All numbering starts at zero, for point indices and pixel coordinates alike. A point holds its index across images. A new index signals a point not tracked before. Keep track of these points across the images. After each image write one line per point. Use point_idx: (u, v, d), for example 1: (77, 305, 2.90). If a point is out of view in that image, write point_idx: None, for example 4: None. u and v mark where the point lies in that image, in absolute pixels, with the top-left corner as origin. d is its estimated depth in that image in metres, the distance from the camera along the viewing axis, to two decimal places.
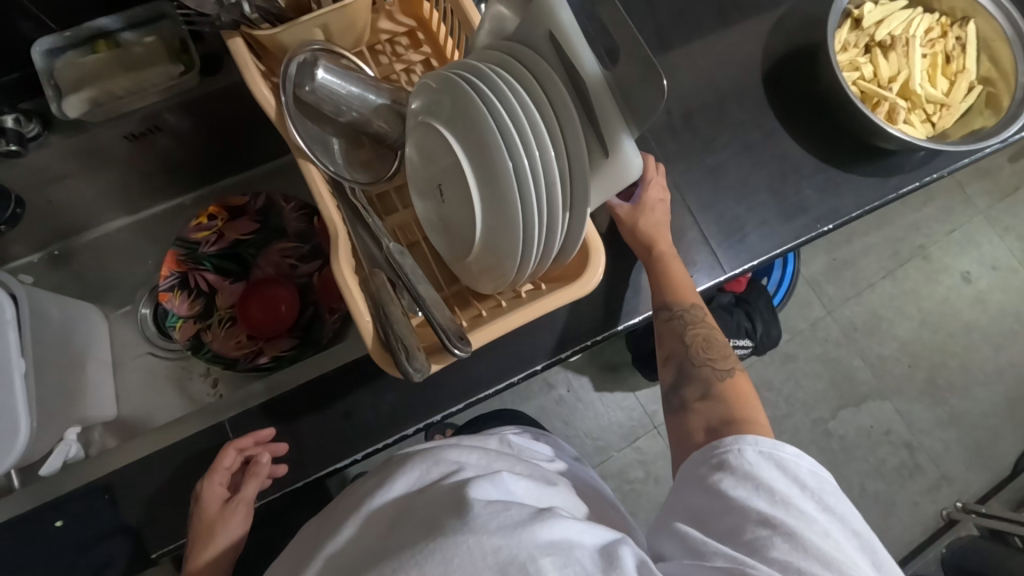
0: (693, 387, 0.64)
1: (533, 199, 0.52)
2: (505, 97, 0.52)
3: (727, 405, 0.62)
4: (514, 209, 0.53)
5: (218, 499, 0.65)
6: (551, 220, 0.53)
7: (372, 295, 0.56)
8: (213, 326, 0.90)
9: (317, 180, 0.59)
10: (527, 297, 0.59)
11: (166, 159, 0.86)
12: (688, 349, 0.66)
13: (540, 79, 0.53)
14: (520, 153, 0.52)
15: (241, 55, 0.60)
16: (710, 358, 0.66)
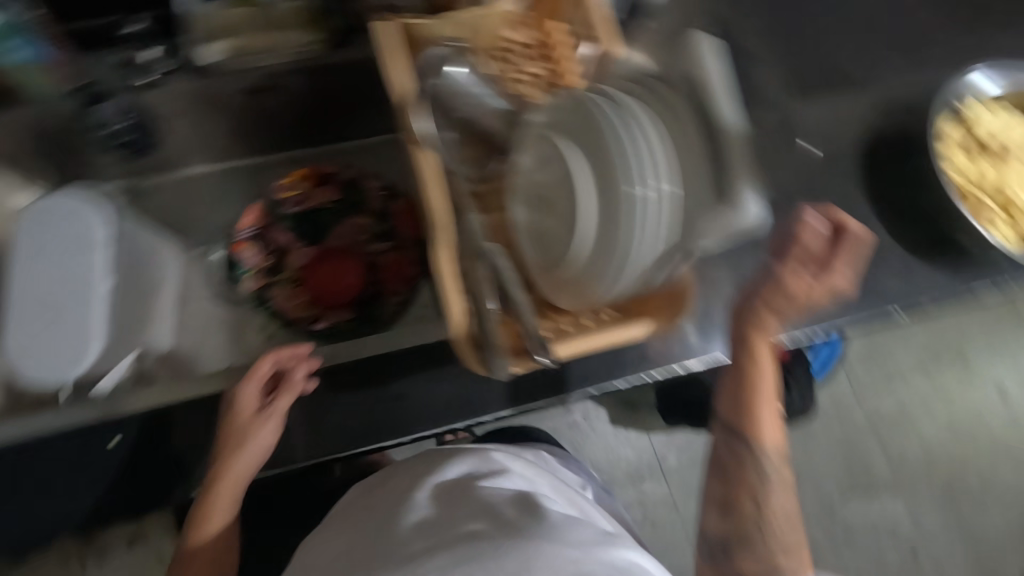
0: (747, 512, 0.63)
1: (640, 228, 0.54)
2: (639, 128, 0.54)
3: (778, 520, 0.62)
4: (619, 234, 0.54)
5: (251, 406, 0.66)
6: (651, 252, 0.55)
7: (466, 288, 0.59)
8: (279, 283, 0.93)
9: (429, 170, 0.61)
10: (610, 323, 0.59)
11: (271, 119, 0.90)
12: (744, 471, 0.64)
13: (672, 116, 0.54)
14: (643, 184, 0.54)
15: (386, 35, 0.62)
16: (766, 487, 0.63)
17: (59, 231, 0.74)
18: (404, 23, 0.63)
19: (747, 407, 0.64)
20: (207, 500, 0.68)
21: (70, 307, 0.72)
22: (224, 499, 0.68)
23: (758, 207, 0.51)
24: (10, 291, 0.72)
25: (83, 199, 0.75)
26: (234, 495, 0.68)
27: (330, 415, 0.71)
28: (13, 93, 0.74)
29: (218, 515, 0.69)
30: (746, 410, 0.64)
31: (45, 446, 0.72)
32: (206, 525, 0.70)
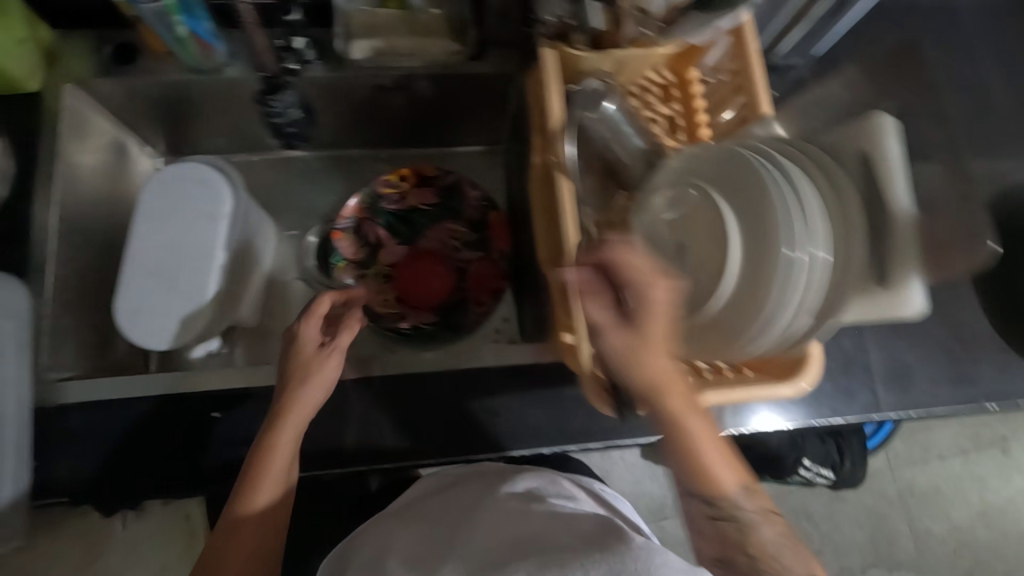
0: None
1: (793, 299, 0.53)
2: (802, 195, 0.53)
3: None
4: (772, 299, 0.53)
5: (314, 344, 0.64)
6: (794, 322, 0.54)
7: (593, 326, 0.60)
8: (368, 276, 0.94)
9: (565, 197, 0.63)
10: (730, 379, 0.60)
11: (389, 116, 0.91)
12: (732, 547, 0.52)
13: (839, 191, 0.54)
14: (801, 249, 0.52)
15: (550, 65, 0.63)
16: (780, 559, 0.52)
17: (185, 198, 0.76)
18: (563, 49, 0.64)
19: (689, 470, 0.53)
20: (263, 452, 0.61)
21: (187, 276, 0.74)
22: (285, 446, 0.62)
23: (917, 299, 0.52)
24: (133, 252, 0.74)
25: (212, 171, 0.77)
26: (296, 435, 0.62)
27: (424, 420, 0.72)
28: (158, 57, 0.77)
29: (273, 467, 0.61)
30: (690, 473, 0.53)
31: (106, 425, 0.67)
32: (255, 486, 0.61)
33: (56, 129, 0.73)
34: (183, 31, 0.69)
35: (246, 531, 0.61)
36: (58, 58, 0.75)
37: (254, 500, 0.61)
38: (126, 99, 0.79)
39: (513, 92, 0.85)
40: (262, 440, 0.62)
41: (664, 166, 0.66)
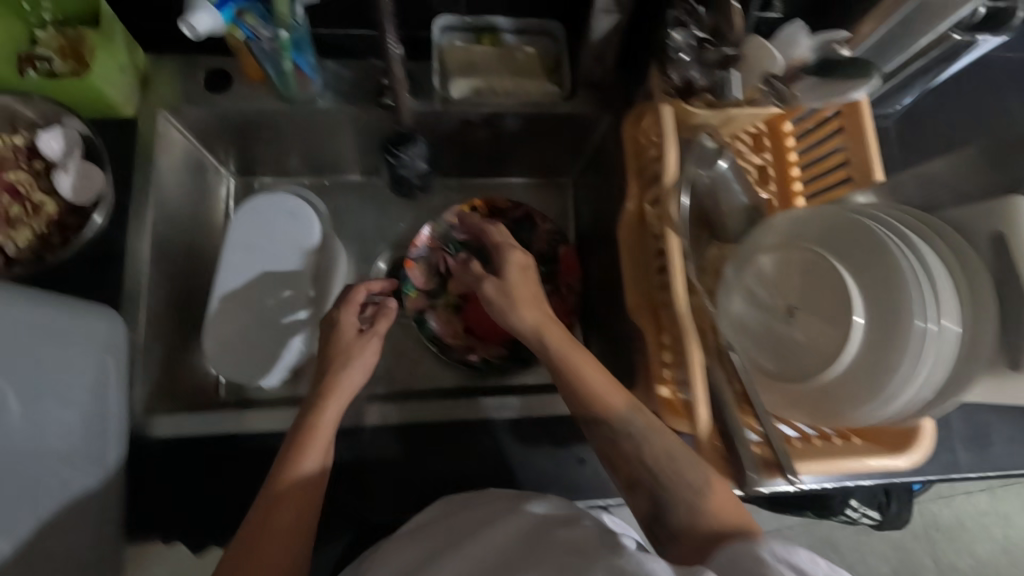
0: (672, 517, 0.55)
1: (922, 371, 0.54)
2: (931, 270, 0.55)
3: (724, 525, 0.53)
4: (901, 371, 0.54)
5: (353, 328, 0.68)
6: (919, 395, 0.55)
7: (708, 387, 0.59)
8: (437, 306, 0.93)
9: (674, 254, 0.63)
10: (840, 447, 0.60)
11: (469, 148, 0.90)
12: (635, 465, 0.59)
13: (967, 271, 0.55)
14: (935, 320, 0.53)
15: (669, 122, 0.62)
16: (678, 476, 0.56)
17: (269, 227, 0.78)
18: (682, 107, 0.63)
19: (580, 400, 0.62)
20: (300, 430, 0.61)
21: (275, 309, 0.77)
22: (327, 426, 0.61)
23: None
24: (220, 284, 0.76)
25: (298, 203, 0.79)
26: (337, 415, 0.62)
27: (512, 466, 0.71)
28: (249, 84, 0.76)
29: (312, 446, 0.60)
30: (579, 401, 0.61)
31: (198, 465, 0.65)
32: (298, 455, 0.59)
33: (147, 155, 0.72)
34: (289, 67, 0.67)
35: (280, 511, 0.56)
36: (151, 83, 0.74)
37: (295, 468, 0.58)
38: (213, 123, 0.79)
39: (597, 132, 0.85)
40: (302, 420, 0.61)
41: (770, 228, 0.67)
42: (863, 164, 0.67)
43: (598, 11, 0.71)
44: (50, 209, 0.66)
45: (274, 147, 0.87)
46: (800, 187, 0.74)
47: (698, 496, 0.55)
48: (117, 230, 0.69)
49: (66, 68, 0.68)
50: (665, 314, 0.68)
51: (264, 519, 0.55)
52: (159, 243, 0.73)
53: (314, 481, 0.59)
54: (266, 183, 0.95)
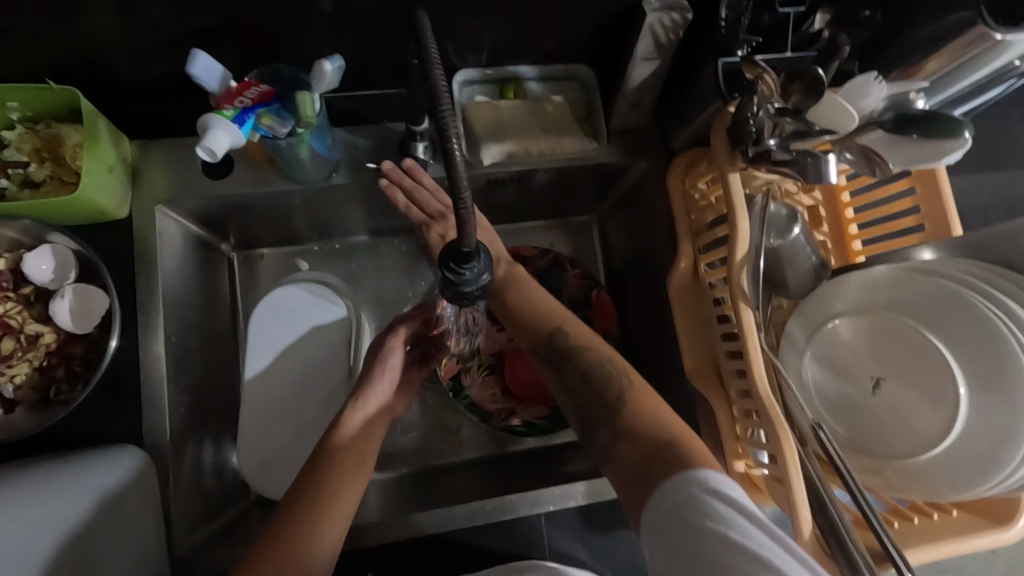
0: (603, 433, 0.60)
1: None
2: None
3: (649, 441, 0.56)
4: (1017, 443, 0.52)
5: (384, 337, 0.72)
6: None
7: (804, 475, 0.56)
8: (472, 369, 0.87)
9: (751, 331, 0.59)
10: (942, 522, 0.58)
11: (494, 200, 0.83)
12: (581, 397, 0.63)
13: None
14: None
15: (737, 193, 0.58)
16: (600, 394, 0.62)
17: (294, 321, 0.72)
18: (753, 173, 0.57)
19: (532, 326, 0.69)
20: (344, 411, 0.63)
21: (310, 415, 0.70)
22: (368, 403, 0.64)
23: None
24: (248, 393, 0.69)
25: (323, 291, 0.73)
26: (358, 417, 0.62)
27: (586, 554, 0.69)
28: (251, 164, 0.67)
29: (356, 417, 0.62)
30: (529, 327, 0.68)
31: None
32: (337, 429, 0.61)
33: (148, 258, 0.64)
34: (305, 153, 0.59)
35: (329, 472, 0.56)
36: (141, 174, 0.65)
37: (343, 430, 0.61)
38: (212, 208, 0.70)
39: (628, 178, 0.80)
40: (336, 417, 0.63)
41: (842, 288, 0.63)
42: (935, 212, 0.64)
43: (636, 60, 0.65)
44: (49, 340, 0.59)
45: (277, 221, 0.78)
46: (856, 230, 0.70)
47: (617, 413, 0.60)
48: (132, 346, 0.62)
49: (44, 173, 0.59)
50: (734, 387, 0.64)
51: (316, 479, 0.56)
52: (175, 353, 0.66)
53: (363, 449, 0.59)
54: (267, 254, 0.86)
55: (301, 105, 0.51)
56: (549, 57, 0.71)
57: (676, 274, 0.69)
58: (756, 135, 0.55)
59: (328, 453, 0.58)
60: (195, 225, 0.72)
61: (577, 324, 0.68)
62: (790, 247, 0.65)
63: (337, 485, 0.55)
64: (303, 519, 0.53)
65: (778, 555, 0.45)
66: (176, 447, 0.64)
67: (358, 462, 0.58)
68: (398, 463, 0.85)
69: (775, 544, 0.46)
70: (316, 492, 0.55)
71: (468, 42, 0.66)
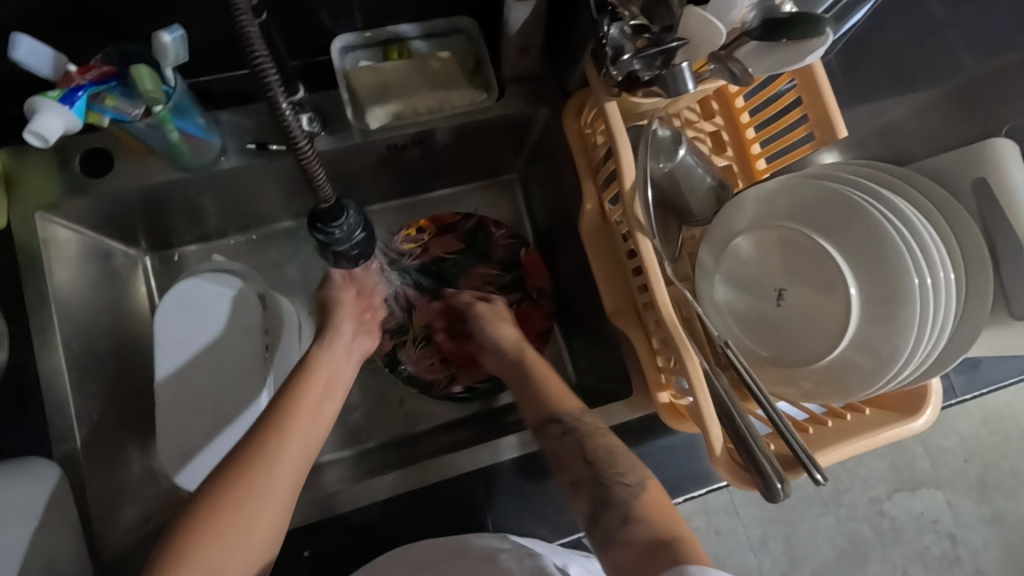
0: (612, 515, 0.57)
1: (928, 330, 0.53)
2: (914, 229, 0.55)
3: (661, 530, 0.54)
4: (909, 334, 0.53)
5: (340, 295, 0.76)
6: (926, 356, 0.54)
7: (714, 395, 0.58)
8: (408, 343, 0.86)
9: (650, 259, 0.60)
10: (854, 422, 0.59)
11: (403, 168, 0.82)
12: (598, 471, 0.61)
13: (954, 223, 0.55)
14: (930, 273, 0.53)
15: (617, 122, 0.59)
16: (619, 474, 0.60)
17: (201, 314, 0.70)
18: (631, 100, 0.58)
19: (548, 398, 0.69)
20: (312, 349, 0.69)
21: (233, 407, 0.69)
22: (332, 345, 0.70)
23: None
24: (161, 390, 0.68)
25: (227, 279, 0.71)
26: (328, 374, 0.66)
27: (528, 506, 0.70)
28: (135, 157, 0.65)
29: (325, 366, 0.67)
30: (548, 399, 0.69)
31: None
32: (299, 383, 0.64)
33: (36, 267, 0.62)
34: (175, 135, 0.58)
35: (290, 418, 0.60)
36: (18, 183, 0.63)
37: (306, 380, 0.64)
38: (103, 211, 0.68)
39: (534, 128, 0.79)
40: (303, 364, 0.67)
41: (739, 206, 0.63)
42: (820, 116, 0.63)
43: (512, 4, 0.63)
44: None
45: (188, 215, 0.76)
46: (758, 149, 0.69)
47: (634, 498, 0.58)
48: (30, 359, 0.61)
49: None
50: (650, 319, 0.64)
51: (275, 424, 0.59)
52: (82, 362, 0.65)
53: (322, 393, 0.64)
54: (190, 251, 0.84)
55: (140, 82, 0.49)
56: (429, 13, 0.70)
57: (584, 217, 0.69)
58: (614, 52, 0.54)
59: (287, 400, 0.62)
60: (92, 231, 0.70)
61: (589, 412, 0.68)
62: (683, 171, 0.65)
63: (296, 432, 0.59)
64: (258, 464, 0.56)
65: None
66: (93, 457, 0.63)
67: (318, 410, 0.62)
68: (348, 444, 0.84)
69: None
70: (273, 439, 0.58)
71: (336, 5, 0.64)
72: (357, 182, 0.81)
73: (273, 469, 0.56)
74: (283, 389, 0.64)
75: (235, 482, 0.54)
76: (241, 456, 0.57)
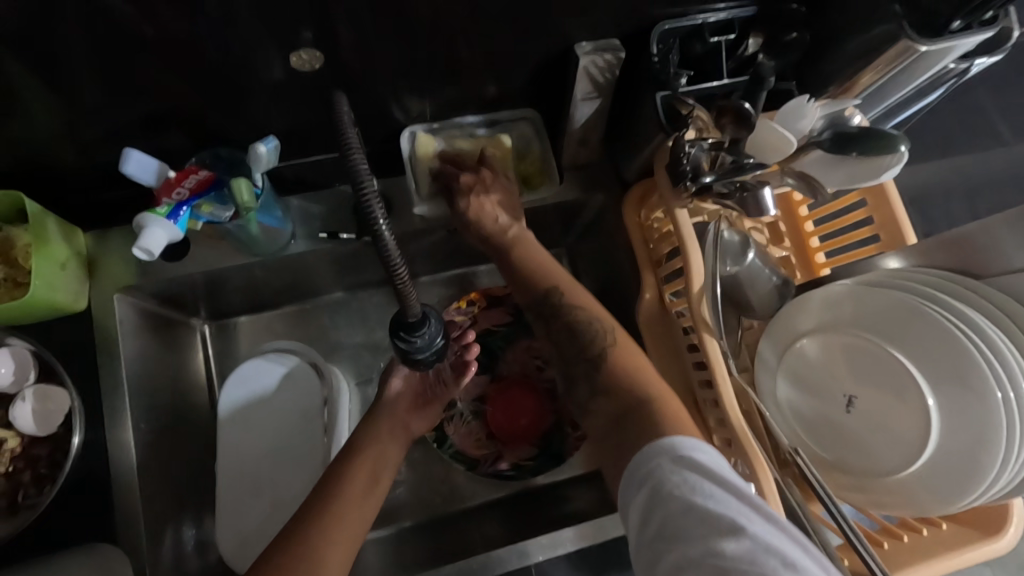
0: (583, 388, 0.60)
1: (1015, 446, 0.52)
2: (990, 343, 0.54)
3: (628, 397, 0.56)
4: (994, 450, 0.52)
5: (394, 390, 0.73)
6: (1012, 473, 0.53)
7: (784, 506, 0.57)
8: (455, 417, 0.84)
9: (717, 362, 0.60)
10: (929, 537, 0.58)
11: (457, 243, 0.83)
12: (565, 355, 0.62)
13: None
14: (1013, 387, 0.52)
15: (686, 227, 0.60)
16: (587, 347, 0.61)
17: (259, 392, 0.72)
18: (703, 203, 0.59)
19: (527, 281, 0.67)
20: (359, 429, 0.69)
21: (289, 487, 0.70)
22: (384, 422, 0.69)
23: None
24: (222, 469, 0.69)
25: (287, 358, 0.74)
26: (379, 448, 0.66)
27: None
28: (209, 240, 0.68)
29: (376, 443, 0.67)
30: (523, 279, 0.68)
31: None
32: (351, 460, 0.64)
33: (110, 344, 0.64)
34: (256, 228, 0.61)
35: (342, 493, 0.60)
36: (101, 263, 0.66)
37: (355, 458, 0.64)
38: (173, 289, 0.70)
39: (587, 213, 0.80)
40: (357, 439, 0.67)
41: (805, 305, 0.63)
42: (888, 221, 0.65)
43: (577, 101, 0.66)
44: (14, 444, 0.59)
45: (247, 290, 0.77)
46: (818, 243, 0.70)
47: (598, 368, 0.59)
48: (99, 437, 0.63)
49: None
50: (711, 417, 0.63)
51: (328, 503, 0.59)
52: (147, 439, 0.66)
53: (375, 472, 0.64)
54: (243, 322, 0.85)
55: (238, 193, 0.53)
56: (494, 105, 0.72)
57: (643, 305, 0.69)
58: (693, 171, 0.57)
59: (340, 481, 0.62)
60: (158, 305, 0.71)
61: (569, 281, 0.67)
62: (749, 273, 0.65)
63: (349, 509, 0.59)
64: (307, 544, 0.56)
65: (739, 513, 0.45)
66: (152, 537, 0.63)
67: (372, 483, 0.63)
68: (391, 520, 0.83)
69: (741, 505, 0.46)
70: (323, 519, 0.58)
71: (412, 100, 0.67)
72: (409, 258, 0.83)
73: (321, 550, 0.56)
74: (336, 462, 0.65)
75: (297, 557, 0.55)
76: (293, 534, 0.57)
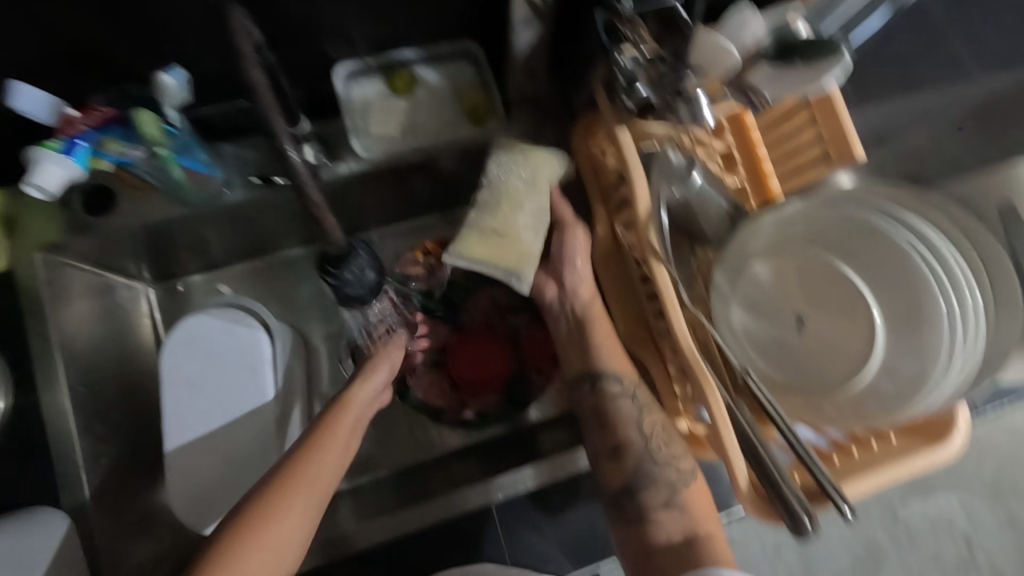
0: (654, 495, 0.63)
1: (959, 356, 0.52)
2: (938, 253, 0.54)
3: (693, 522, 0.62)
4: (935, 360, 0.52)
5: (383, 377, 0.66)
6: (955, 382, 0.53)
7: (737, 426, 0.57)
8: (416, 369, 0.83)
9: (666, 290, 0.58)
10: (878, 451, 0.58)
11: (408, 190, 0.80)
12: (612, 435, 0.65)
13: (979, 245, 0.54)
14: (957, 297, 0.53)
15: (629, 149, 0.58)
16: (674, 458, 0.63)
17: (209, 352, 0.70)
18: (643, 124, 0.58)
19: (591, 357, 0.68)
20: (345, 388, 0.63)
21: (242, 442, 0.68)
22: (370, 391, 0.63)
23: None
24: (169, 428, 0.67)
25: (233, 314, 0.71)
26: (364, 407, 0.62)
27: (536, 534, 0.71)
28: (138, 194, 0.64)
29: (358, 404, 0.62)
30: (587, 355, 0.68)
31: None
32: (336, 412, 0.60)
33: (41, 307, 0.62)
34: (178, 172, 0.58)
35: (321, 443, 0.57)
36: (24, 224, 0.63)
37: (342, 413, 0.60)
38: (108, 250, 0.67)
39: None
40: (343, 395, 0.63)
41: (756, 228, 0.61)
42: (837, 138, 0.64)
43: (516, 23, 0.63)
44: None
45: (193, 249, 0.74)
46: (771, 168, 0.68)
47: (676, 488, 0.63)
48: None
49: None
50: (665, 346, 0.63)
51: (308, 451, 0.57)
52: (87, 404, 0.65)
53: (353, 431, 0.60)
54: (194, 282, 0.80)
55: (142, 125, 0.53)
56: (431, 37, 0.69)
57: (597, 241, 0.68)
58: (628, 84, 0.55)
59: (320, 431, 0.58)
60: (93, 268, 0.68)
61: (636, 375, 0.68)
62: (697, 199, 0.64)
63: (326, 462, 0.57)
64: (285, 495, 0.54)
65: None
66: None
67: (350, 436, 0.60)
68: (359, 474, 0.83)
69: None
70: (299, 468, 0.55)
71: (339, 33, 0.63)
72: (360, 209, 0.80)
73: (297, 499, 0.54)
74: (317, 419, 0.60)
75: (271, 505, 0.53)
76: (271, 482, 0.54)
